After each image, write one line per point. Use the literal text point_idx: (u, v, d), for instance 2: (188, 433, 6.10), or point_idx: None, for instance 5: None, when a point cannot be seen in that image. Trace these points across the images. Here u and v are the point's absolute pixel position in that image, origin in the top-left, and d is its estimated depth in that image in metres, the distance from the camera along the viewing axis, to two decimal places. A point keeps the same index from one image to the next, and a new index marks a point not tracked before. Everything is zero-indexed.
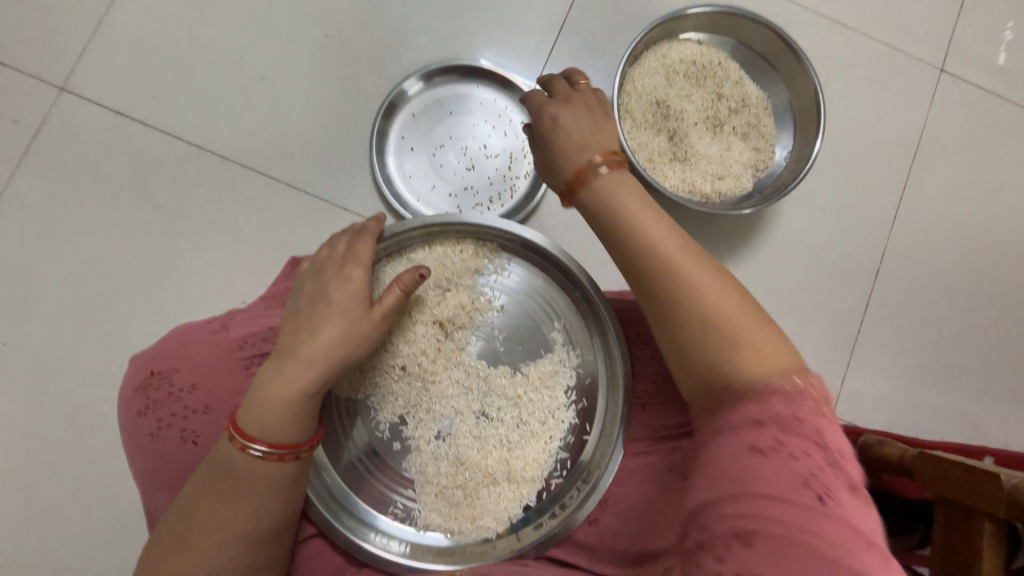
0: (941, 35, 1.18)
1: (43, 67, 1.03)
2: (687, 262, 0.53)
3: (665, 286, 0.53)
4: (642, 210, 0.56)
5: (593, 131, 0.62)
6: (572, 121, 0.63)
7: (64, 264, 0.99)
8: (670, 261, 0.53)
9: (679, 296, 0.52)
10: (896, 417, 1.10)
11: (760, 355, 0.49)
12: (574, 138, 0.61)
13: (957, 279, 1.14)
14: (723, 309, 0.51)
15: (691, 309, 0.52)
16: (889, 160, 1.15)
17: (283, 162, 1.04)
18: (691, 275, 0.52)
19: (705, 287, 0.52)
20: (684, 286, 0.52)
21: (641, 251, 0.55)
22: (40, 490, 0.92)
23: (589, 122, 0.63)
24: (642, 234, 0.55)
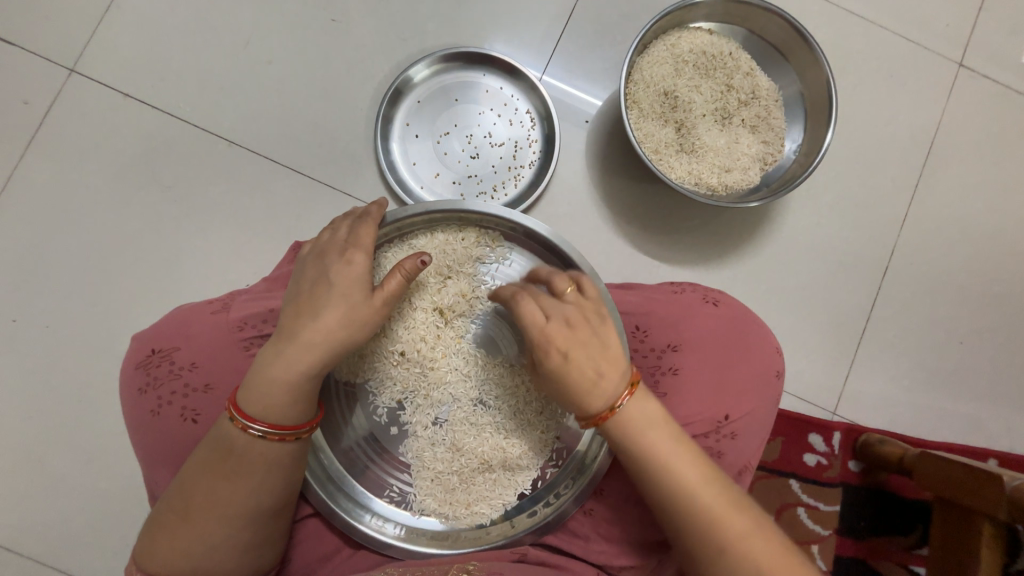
0: (960, 28, 1.15)
1: (53, 48, 1.04)
2: (717, 504, 0.56)
3: (702, 539, 0.55)
4: (665, 437, 0.59)
5: (600, 365, 0.60)
6: (577, 370, 0.60)
7: (73, 244, 1.00)
8: (705, 505, 0.56)
9: (715, 538, 0.55)
10: (900, 416, 1.08)
11: None
12: (587, 376, 0.60)
13: (967, 279, 1.12)
14: (756, 541, 0.54)
15: (731, 555, 0.54)
16: (902, 157, 1.13)
17: (289, 147, 1.04)
18: (723, 513, 0.55)
19: (739, 527, 0.55)
20: (721, 535, 0.55)
21: (676, 504, 0.57)
22: (48, 463, 0.94)
23: (591, 343, 0.61)
24: (672, 471, 0.57)
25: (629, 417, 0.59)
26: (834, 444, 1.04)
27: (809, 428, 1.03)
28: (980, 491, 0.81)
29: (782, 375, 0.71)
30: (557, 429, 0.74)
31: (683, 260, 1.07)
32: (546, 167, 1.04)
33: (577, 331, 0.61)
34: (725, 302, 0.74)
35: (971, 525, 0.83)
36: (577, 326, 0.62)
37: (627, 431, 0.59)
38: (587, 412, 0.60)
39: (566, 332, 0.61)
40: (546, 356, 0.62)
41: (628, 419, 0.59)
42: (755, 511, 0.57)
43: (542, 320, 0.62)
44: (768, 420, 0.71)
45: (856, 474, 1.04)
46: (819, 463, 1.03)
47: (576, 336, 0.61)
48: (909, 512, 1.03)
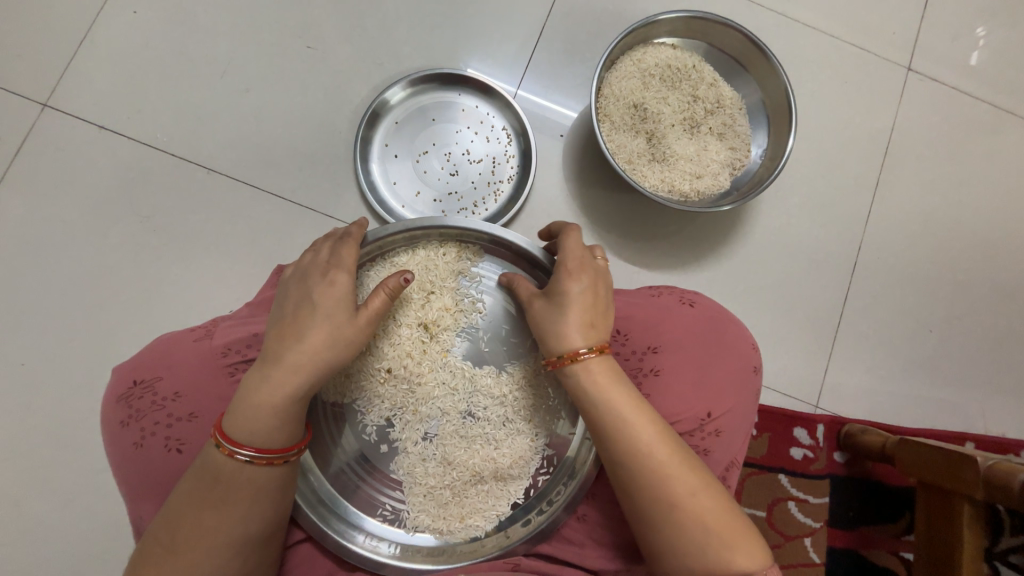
0: (906, 35, 1.23)
1: (26, 84, 1.03)
2: (671, 466, 0.58)
3: (652, 497, 0.58)
4: (628, 401, 0.61)
5: (600, 319, 0.65)
6: (587, 306, 0.65)
7: (51, 278, 0.98)
8: (659, 466, 0.58)
9: (664, 496, 0.58)
10: (880, 407, 1.11)
11: (716, 522, 0.56)
12: (582, 318, 0.64)
13: (932, 270, 1.18)
14: (706, 507, 0.57)
15: (674, 510, 0.57)
16: (862, 157, 1.19)
17: (269, 172, 1.05)
18: (675, 473, 0.58)
19: (687, 486, 0.58)
20: (667, 492, 0.58)
21: (633, 464, 0.59)
22: (27, 506, 0.91)
23: (602, 300, 0.66)
24: (630, 433, 0.60)
25: (595, 378, 0.62)
26: (818, 437, 1.06)
27: (793, 422, 1.06)
28: (958, 471, 0.84)
29: (759, 370, 0.73)
30: (546, 435, 0.75)
31: (660, 265, 1.10)
32: (524, 181, 1.07)
33: (600, 284, 0.66)
34: (700, 303, 0.76)
35: (950, 506, 0.86)
36: (601, 281, 0.67)
37: (595, 391, 0.62)
38: (567, 339, 0.64)
39: (590, 278, 0.66)
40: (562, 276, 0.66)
41: (593, 375, 0.62)
42: (692, 458, 0.61)
43: (579, 258, 0.67)
44: (750, 415, 0.73)
45: (842, 465, 1.06)
46: (805, 456, 1.05)
47: (596, 287, 0.66)
48: (897, 501, 1.05)
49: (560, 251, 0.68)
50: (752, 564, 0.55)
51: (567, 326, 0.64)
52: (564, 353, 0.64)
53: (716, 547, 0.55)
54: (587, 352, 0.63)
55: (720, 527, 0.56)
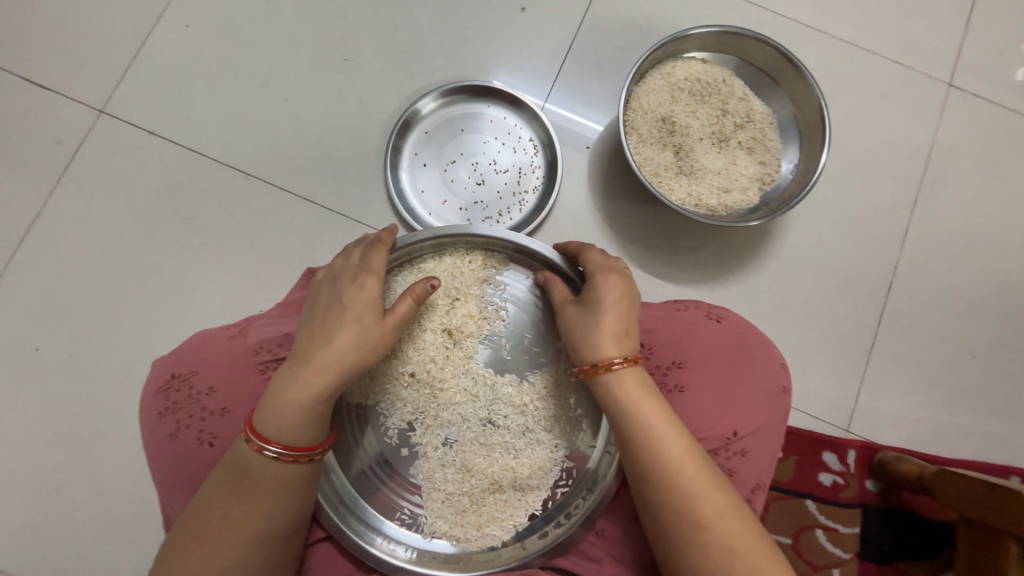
0: (947, 51, 1.19)
1: (85, 92, 1.11)
2: (694, 480, 0.57)
3: (677, 515, 0.57)
4: (653, 411, 0.60)
5: (630, 328, 0.65)
6: (620, 315, 0.64)
7: (97, 274, 1.04)
8: (685, 482, 0.57)
9: (686, 510, 0.57)
10: (915, 434, 1.06)
11: (738, 540, 0.55)
12: (614, 326, 0.64)
13: (974, 293, 1.12)
14: (729, 523, 0.56)
15: (695, 525, 0.56)
16: (898, 174, 1.15)
17: (303, 178, 1.09)
18: (702, 492, 0.57)
19: (710, 502, 0.57)
20: (689, 505, 0.57)
21: (658, 479, 0.58)
22: (63, 491, 0.95)
23: (632, 309, 0.66)
24: (658, 448, 0.59)
25: (623, 390, 0.62)
26: (849, 463, 1.02)
27: (822, 446, 1.02)
28: (1003, 504, 0.79)
29: (789, 391, 0.71)
30: (567, 446, 0.74)
31: (685, 279, 1.08)
32: (549, 192, 1.08)
33: (630, 293, 0.67)
34: (728, 318, 0.74)
35: (997, 546, 0.81)
36: (630, 289, 0.67)
37: (622, 402, 0.61)
38: (601, 348, 0.63)
39: (621, 288, 0.66)
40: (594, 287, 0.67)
41: (623, 385, 0.62)
42: (717, 473, 0.59)
43: (604, 268, 0.69)
44: (778, 435, 0.70)
45: (874, 494, 1.02)
46: (835, 483, 1.01)
47: (627, 296, 0.66)
48: (934, 535, 1.00)
49: (585, 262, 0.71)
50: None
51: (599, 334, 0.64)
52: (596, 361, 0.63)
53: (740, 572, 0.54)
54: (620, 361, 0.62)
55: (745, 550, 0.55)
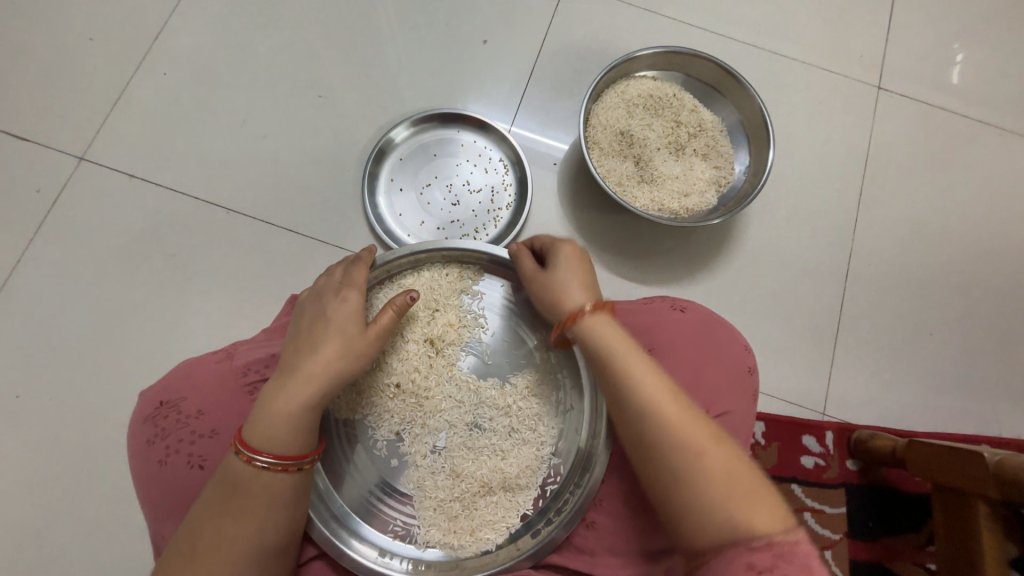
0: (873, 58, 1.31)
1: (66, 140, 1.14)
2: (681, 417, 0.59)
3: (664, 451, 0.58)
4: (636, 356, 0.64)
5: (591, 286, 0.72)
6: (576, 275, 0.72)
7: (80, 315, 1.05)
8: (673, 422, 0.58)
9: (675, 447, 0.57)
10: (887, 412, 1.11)
11: (730, 478, 0.55)
12: (573, 286, 0.71)
13: (924, 273, 1.20)
14: (717, 460, 0.56)
15: (686, 462, 0.56)
16: (843, 170, 1.24)
17: (283, 209, 1.13)
18: (681, 425, 0.58)
19: (698, 438, 0.57)
20: (678, 442, 0.57)
21: (639, 414, 0.60)
22: (45, 540, 0.92)
23: (587, 271, 0.74)
24: (635, 384, 0.61)
25: (601, 335, 0.66)
26: (828, 444, 1.06)
27: (801, 430, 1.06)
28: (970, 472, 0.83)
29: (755, 370, 0.75)
30: (551, 444, 0.77)
31: (656, 280, 1.14)
32: (521, 207, 1.14)
33: (581, 258, 0.75)
34: (692, 308, 0.79)
35: (967, 507, 0.84)
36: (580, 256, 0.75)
37: (602, 344, 0.65)
38: (569, 302, 0.70)
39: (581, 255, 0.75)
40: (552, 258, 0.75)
41: (597, 328, 0.66)
42: (707, 417, 0.60)
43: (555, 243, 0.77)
44: (749, 414, 0.74)
45: (856, 473, 1.05)
46: (817, 466, 1.04)
47: (579, 261, 0.74)
48: (916, 508, 1.03)
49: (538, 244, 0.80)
50: (763, 519, 0.52)
51: (566, 294, 0.71)
52: (565, 319, 0.69)
53: (723, 499, 0.54)
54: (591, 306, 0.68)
55: (727, 479, 0.55)
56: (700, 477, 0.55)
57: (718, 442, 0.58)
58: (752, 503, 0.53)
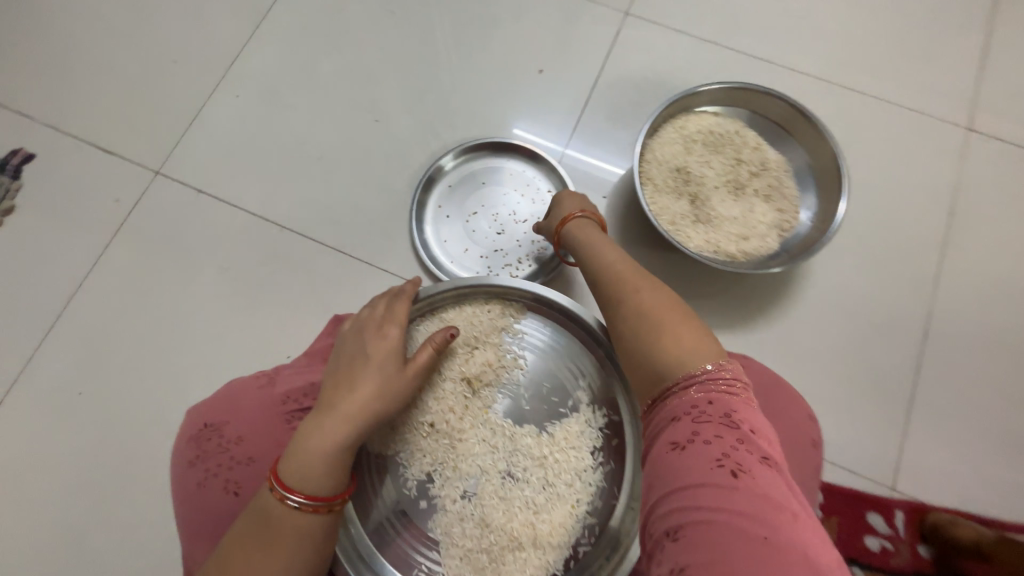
0: (962, 96, 1.20)
1: (144, 155, 1.22)
2: (630, 277, 0.66)
3: (612, 302, 0.65)
4: (606, 244, 0.76)
5: (583, 206, 0.88)
6: (574, 199, 0.90)
7: (141, 321, 1.11)
8: (623, 281, 0.66)
9: (621, 299, 0.64)
10: (968, 494, 0.98)
11: (665, 319, 0.59)
12: (568, 207, 0.89)
13: (1016, 337, 1.07)
14: (657, 308, 0.61)
15: (625, 306, 0.63)
16: (922, 217, 1.14)
17: (333, 229, 1.16)
18: (627, 277, 0.67)
19: (644, 291, 0.63)
20: (623, 293, 0.65)
21: (598, 277, 0.71)
22: (93, 537, 0.97)
23: (584, 197, 0.91)
24: (600, 258, 0.73)
25: (582, 234, 0.81)
26: (897, 526, 0.95)
27: (865, 506, 0.96)
28: None
29: (819, 445, 0.69)
30: (588, 503, 0.72)
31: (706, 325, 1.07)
32: None
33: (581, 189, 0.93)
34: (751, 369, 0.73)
35: None
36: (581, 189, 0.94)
37: (582, 239, 0.80)
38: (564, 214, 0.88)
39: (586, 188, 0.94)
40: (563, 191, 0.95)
41: (582, 229, 0.82)
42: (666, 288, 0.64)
43: None
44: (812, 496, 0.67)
45: (930, 562, 0.92)
46: (883, 549, 0.93)
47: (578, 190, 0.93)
48: None
49: None
50: (690, 335, 0.56)
51: (561, 211, 0.89)
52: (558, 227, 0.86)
53: (655, 327, 0.59)
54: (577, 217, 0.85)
55: (662, 311, 0.60)
56: (641, 324, 0.60)
57: (668, 302, 0.61)
58: (683, 335, 0.57)
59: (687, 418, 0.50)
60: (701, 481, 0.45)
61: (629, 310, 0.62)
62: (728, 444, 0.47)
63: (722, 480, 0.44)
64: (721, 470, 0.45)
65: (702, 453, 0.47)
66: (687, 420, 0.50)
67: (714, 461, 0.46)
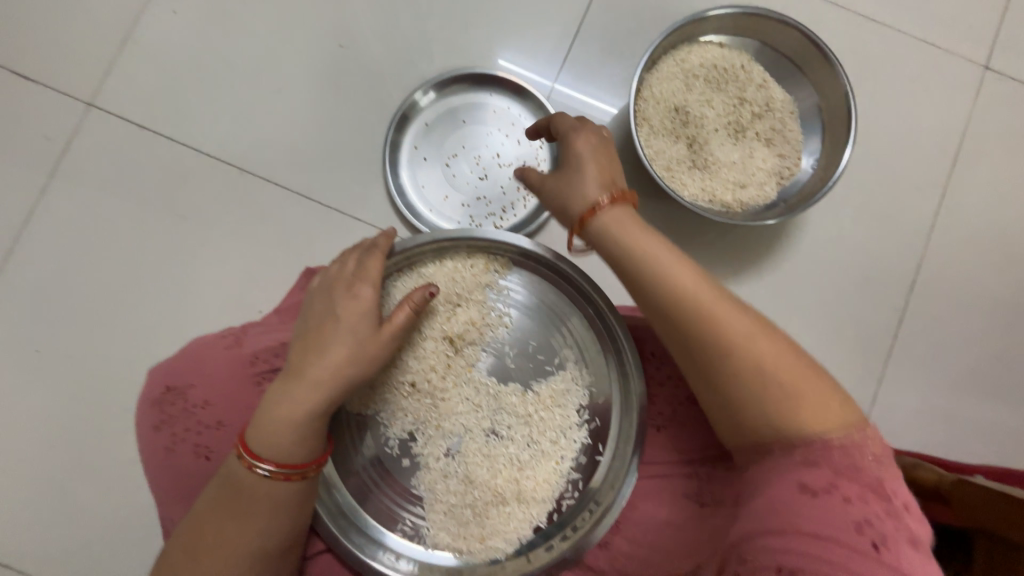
0: (985, 30, 1.11)
1: (75, 84, 1.07)
2: (720, 307, 0.55)
3: (718, 355, 0.54)
4: (665, 252, 0.58)
5: (607, 175, 0.65)
6: (597, 168, 0.64)
7: (95, 273, 1.02)
8: (718, 320, 0.54)
9: (731, 348, 0.53)
10: (933, 438, 1.03)
11: (791, 377, 0.52)
12: (587, 180, 0.64)
13: (1000, 290, 1.07)
14: (772, 357, 0.52)
15: (738, 363, 0.53)
16: (926, 165, 1.09)
17: (299, 173, 1.05)
18: (726, 315, 0.54)
19: (750, 335, 0.53)
20: (733, 343, 0.53)
21: (681, 314, 0.55)
22: (70, 492, 0.96)
23: (604, 160, 0.66)
24: (673, 280, 0.56)
25: (623, 232, 0.60)
26: None
27: None
28: None
29: None
30: (573, 458, 0.72)
31: None
32: None
33: (601, 145, 0.67)
34: None
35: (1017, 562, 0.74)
36: (597, 139, 0.67)
37: (626, 244, 0.60)
38: (584, 197, 0.64)
39: (596, 142, 0.66)
40: (568, 150, 0.66)
41: (619, 226, 0.61)
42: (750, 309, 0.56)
43: (576, 125, 0.68)
44: None
45: None
46: None
47: (598, 147, 0.66)
48: None
49: (556, 126, 0.69)
50: (827, 398, 0.51)
51: (585, 184, 0.64)
52: (581, 214, 0.63)
53: (783, 392, 0.51)
54: (605, 198, 0.63)
55: (781, 370, 0.52)
56: (757, 384, 0.52)
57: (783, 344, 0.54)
58: (818, 402, 0.51)
59: (825, 467, 0.49)
60: (831, 531, 0.46)
61: (744, 368, 0.52)
62: (863, 493, 0.48)
63: (839, 520, 0.46)
64: (840, 512, 0.47)
65: (843, 509, 0.47)
66: (824, 469, 0.49)
67: (841, 498, 0.48)
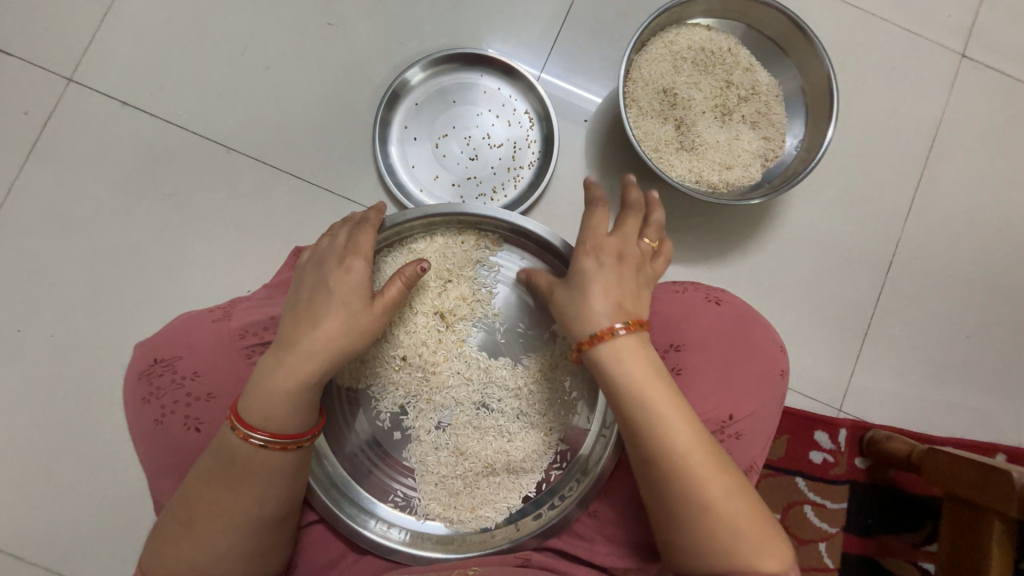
0: (962, 19, 1.14)
1: (53, 58, 1.04)
2: (699, 464, 0.55)
3: (683, 500, 0.55)
4: (658, 387, 0.58)
5: (626, 297, 0.61)
6: (612, 285, 0.61)
7: (76, 252, 1.00)
8: (691, 465, 0.55)
9: (697, 499, 0.55)
10: (906, 414, 1.07)
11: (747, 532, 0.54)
12: (598, 305, 0.60)
13: (972, 271, 1.11)
14: (733, 503, 0.55)
15: (705, 514, 0.54)
16: (905, 151, 1.12)
17: (288, 152, 1.04)
18: (705, 470, 0.55)
19: (719, 489, 0.55)
20: (700, 490, 0.55)
21: (662, 464, 0.56)
22: (57, 472, 0.95)
23: (628, 281, 0.62)
24: (665, 430, 0.56)
25: (625, 371, 0.59)
26: (840, 441, 1.03)
27: (815, 425, 1.03)
28: (992, 488, 0.79)
29: (787, 374, 0.71)
30: (562, 430, 0.74)
31: (683, 259, 1.06)
32: (545, 168, 1.04)
33: (625, 266, 0.63)
34: (727, 300, 0.74)
35: (981, 522, 0.81)
36: (624, 255, 0.63)
37: (627, 384, 0.58)
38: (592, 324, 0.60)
39: (612, 257, 0.63)
40: (579, 264, 0.64)
41: (627, 365, 0.59)
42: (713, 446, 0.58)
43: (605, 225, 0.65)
44: (773, 419, 0.70)
45: (863, 471, 1.03)
46: (825, 461, 1.02)
47: (624, 265, 0.63)
48: (920, 509, 1.02)
49: (585, 219, 0.65)
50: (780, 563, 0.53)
51: (594, 306, 0.61)
52: (585, 339, 0.61)
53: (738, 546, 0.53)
54: (621, 327, 0.59)
55: (739, 521, 0.54)
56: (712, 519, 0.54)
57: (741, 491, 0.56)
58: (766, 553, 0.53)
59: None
60: None
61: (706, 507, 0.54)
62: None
63: None
64: None
65: None
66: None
67: None
